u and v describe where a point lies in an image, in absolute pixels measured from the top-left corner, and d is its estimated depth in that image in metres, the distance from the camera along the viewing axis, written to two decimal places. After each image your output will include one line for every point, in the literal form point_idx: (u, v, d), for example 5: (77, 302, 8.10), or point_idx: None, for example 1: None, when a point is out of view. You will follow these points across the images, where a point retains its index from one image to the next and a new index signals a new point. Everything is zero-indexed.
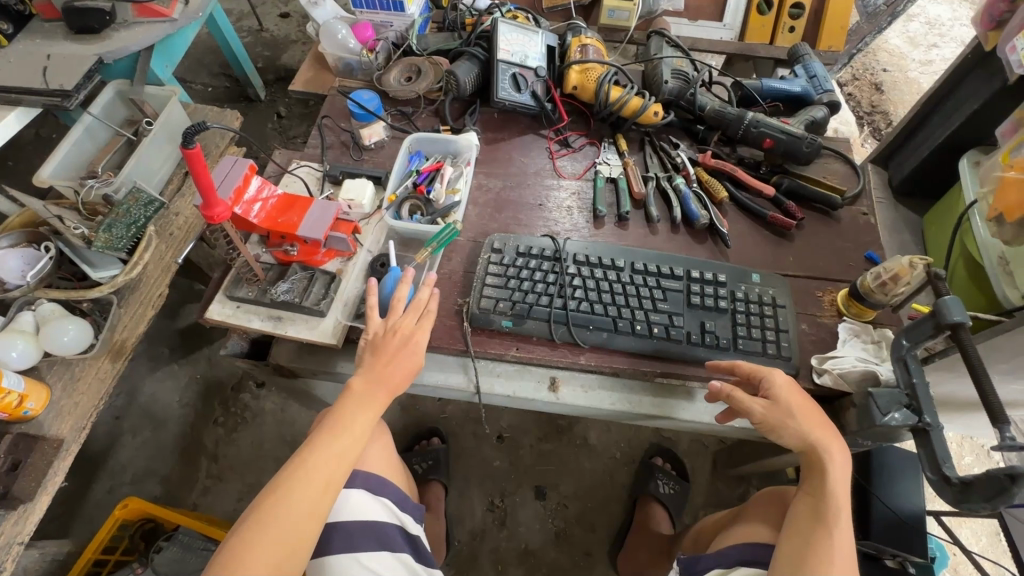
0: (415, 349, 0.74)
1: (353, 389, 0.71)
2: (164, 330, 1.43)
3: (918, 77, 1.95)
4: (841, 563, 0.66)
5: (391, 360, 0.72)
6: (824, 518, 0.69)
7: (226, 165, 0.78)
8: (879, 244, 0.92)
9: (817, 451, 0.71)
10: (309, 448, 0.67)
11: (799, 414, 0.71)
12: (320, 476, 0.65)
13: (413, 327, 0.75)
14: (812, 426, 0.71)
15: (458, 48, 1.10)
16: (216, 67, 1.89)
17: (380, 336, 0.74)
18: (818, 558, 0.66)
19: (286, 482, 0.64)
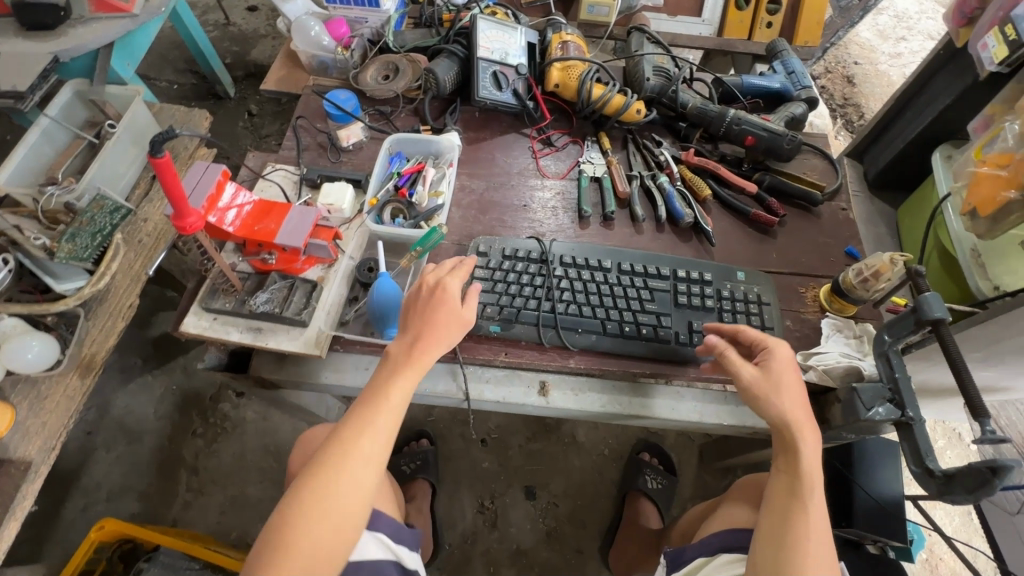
0: (458, 305, 0.69)
1: (394, 355, 0.67)
2: (136, 340, 1.38)
3: (887, 70, 1.99)
4: (818, 542, 0.62)
5: (432, 320, 0.68)
6: (801, 493, 0.65)
7: (198, 171, 0.74)
8: (858, 239, 0.94)
9: (794, 423, 0.68)
10: (354, 420, 0.63)
11: (789, 386, 0.69)
12: (363, 453, 0.62)
13: (451, 280, 0.71)
14: (794, 399, 0.69)
15: (436, 45, 1.07)
16: (182, 63, 1.82)
17: (417, 298, 0.70)
18: (795, 536, 0.62)
19: (333, 460, 0.61)
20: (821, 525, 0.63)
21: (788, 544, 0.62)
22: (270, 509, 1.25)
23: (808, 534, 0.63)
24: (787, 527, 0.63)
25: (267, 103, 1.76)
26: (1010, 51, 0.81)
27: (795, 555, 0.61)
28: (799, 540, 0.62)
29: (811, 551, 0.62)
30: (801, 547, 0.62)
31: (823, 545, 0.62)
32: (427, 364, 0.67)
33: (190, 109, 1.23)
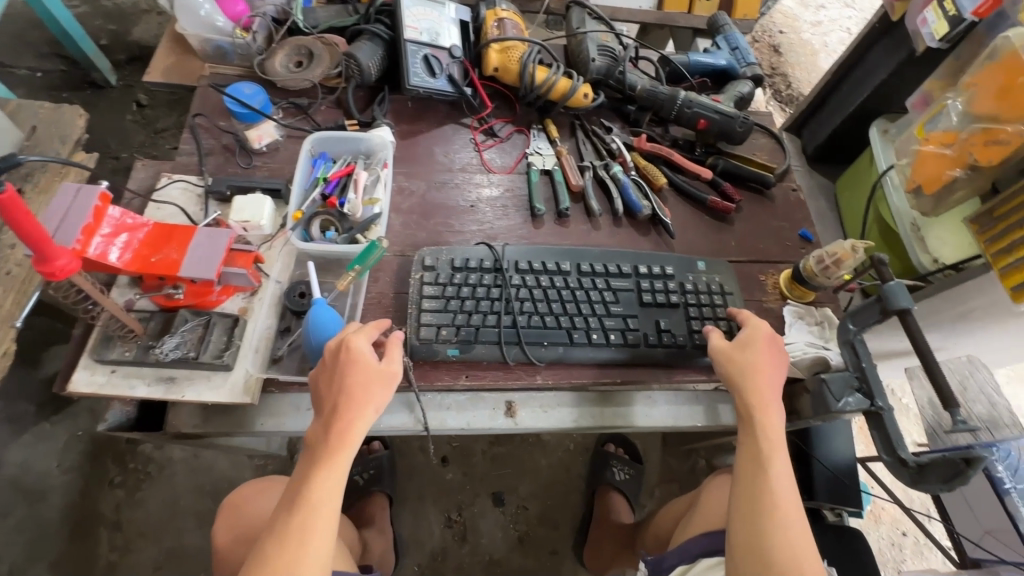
0: (373, 361, 0.62)
1: (313, 440, 0.60)
2: (24, 384, 1.17)
3: (810, 38, 2.02)
4: (789, 512, 0.61)
5: (349, 388, 0.60)
6: (767, 465, 0.64)
7: (65, 194, 0.59)
8: (810, 220, 0.94)
9: (755, 394, 0.68)
10: (283, 524, 0.56)
11: (763, 363, 0.70)
12: (311, 549, 0.56)
13: (359, 339, 0.63)
14: (762, 375, 0.69)
15: (355, 25, 0.94)
16: (44, 45, 1.53)
17: (323, 369, 0.62)
18: (768, 508, 0.61)
19: (280, 559, 0.55)
20: (788, 495, 0.62)
21: (760, 519, 0.61)
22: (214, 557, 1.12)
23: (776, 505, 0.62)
24: (759, 501, 0.62)
25: (159, 91, 1.52)
26: (950, 27, 0.82)
27: (767, 530, 0.60)
28: (769, 513, 0.61)
29: (781, 519, 0.61)
30: (774, 521, 0.61)
31: (792, 514, 0.61)
32: (353, 439, 0.60)
33: (57, 107, 1.03)
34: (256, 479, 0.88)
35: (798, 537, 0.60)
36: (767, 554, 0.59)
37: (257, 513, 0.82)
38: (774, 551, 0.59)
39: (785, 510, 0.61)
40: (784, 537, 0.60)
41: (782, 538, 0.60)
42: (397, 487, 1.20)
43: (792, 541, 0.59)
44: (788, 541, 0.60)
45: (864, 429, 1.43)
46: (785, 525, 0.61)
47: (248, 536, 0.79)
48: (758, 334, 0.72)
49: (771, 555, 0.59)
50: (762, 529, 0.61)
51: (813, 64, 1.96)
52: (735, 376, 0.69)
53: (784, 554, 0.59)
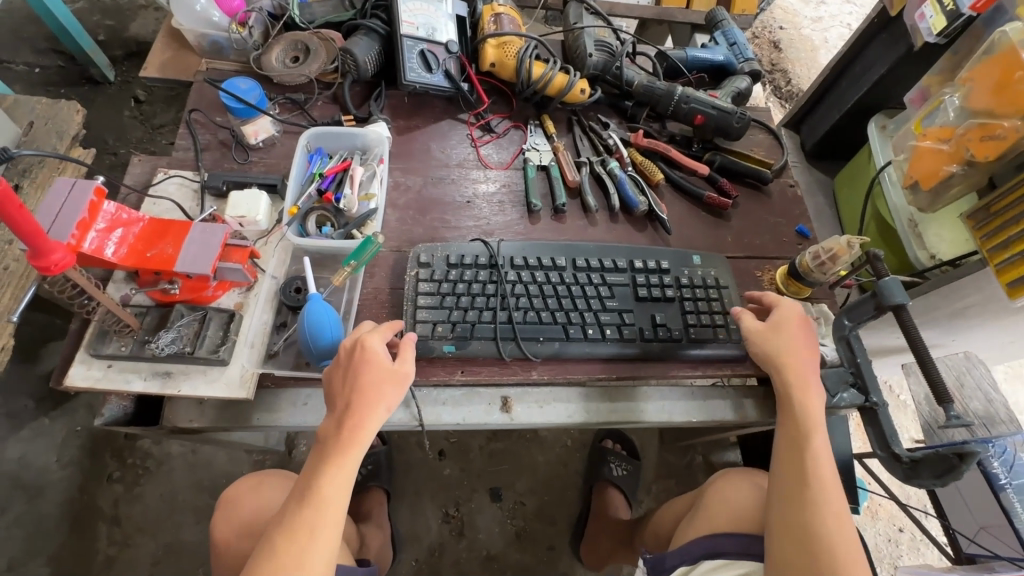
0: (386, 361, 0.63)
1: (324, 435, 0.60)
2: (22, 379, 1.18)
3: (810, 34, 2.02)
4: (831, 493, 0.64)
5: (361, 387, 0.61)
6: (810, 447, 0.66)
7: (59, 189, 0.59)
8: (807, 216, 0.93)
9: (794, 378, 0.70)
10: (292, 517, 0.58)
11: (802, 347, 0.72)
12: (318, 543, 0.57)
13: (374, 338, 0.63)
14: (802, 359, 0.71)
15: (352, 20, 0.94)
16: (41, 41, 1.52)
17: (337, 365, 0.63)
18: (815, 491, 0.64)
19: (288, 550, 0.56)
20: (829, 475, 0.65)
21: (807, 502, 0.64)
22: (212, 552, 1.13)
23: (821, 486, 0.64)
24: (805, 485, 0.65)
25: (157, 87, 1.52)
26: (947, 22, 0.82)
27: (814, 513, 0.63)
28: (816, 496, 0.64)
29: (826, 500, 0.63)
30: (821, 503, 0.63)
31: (835, 493, 0.64)
32: (364, 437, 0.61)
33: (54, 102, 1.03)
34: (249, 476, 0.87)
35: (836, 518, 0.63)
36: (813, 536, 0.62)
37: (255, 508, 0.82)
38: (823, 532, 0.62)
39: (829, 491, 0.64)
40: (831, 519, 0.62)
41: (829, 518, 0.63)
42: (395, 483, 1.20)
43: (837, 521, 0.62)
44: (834, 521, 0.62)
45: (861, 426, 1.44)
46: (830, 506, 0.63)
47: (248, 530, 0.79)
48: (797, 317, 0.74)
49: (818, 536, 0.62)
50: (809, 511, 0.63)
51: (812, 60, 1.96)
52: (776, 361, 0.71)
53: (833, 534, 0.62)
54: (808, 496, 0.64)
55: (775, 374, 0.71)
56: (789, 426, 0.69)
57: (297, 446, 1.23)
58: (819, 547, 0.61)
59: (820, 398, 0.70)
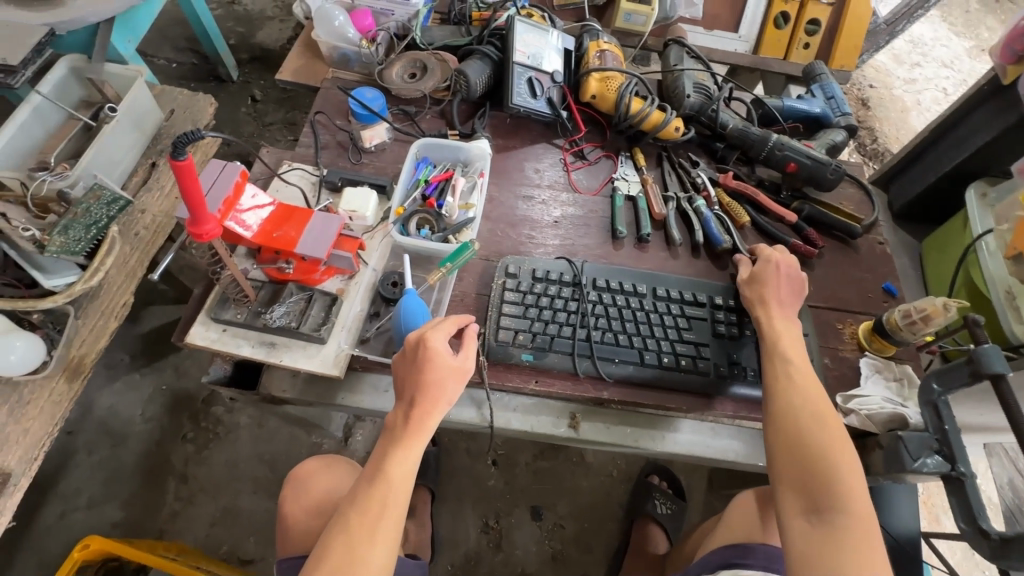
0: (449, 356, 0.64)
1: (393, 424, 0.64)
2: (123, 336, 1.30)
3: (901, 95, 1.98)
4: (808, 393, 0.69)
5: (426, 383, 0.63)
6: (781, 357, 0.72)
7: (214, 171, 0.67)
8: (895, 275, 0.92)
9: (761, 303, 0.78)
10: (364, 495, 0.61)
11: (772, 281, 0.79)
12: (387, 519, 0.60)
13: (436, 336, 0.64)
14: (769, 288, 0.78)
15: (468, 45, 1.02)
16: (182, 41, 1.72)
17: (402, 359, 0.65)
18: (791, 395, 0.69)
19: (359, 526, 0.59)
20: (805, 375, 0.71)
21: (782, 406, 0.68)
22: (264, 523, 1.19)
23: (794, 390, 0.69)
24: (780, 393, 0.70)
25: (272, 89, 1.68)
26: None
27: (790, 413, 0.68)
28: (788, 396, 0.69)
29: (798, 399, 0.68)
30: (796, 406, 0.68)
31: (812, 390, 0.69)
32: (427, 429, 0.64)
33: (195, 94, 1.15)
34: (318, 457, 0.93)
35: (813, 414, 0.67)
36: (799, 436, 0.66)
37: (325, 487, 0.87)
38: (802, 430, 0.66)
39: (808, 392, 0.69)
40: (807, 419, 0.67)
41: (808, 416, 0.67)
42: (440, 485, 1.23)
43: (812, 416, 0.67)
44: (815, 416, 0.67)
45: (929, 504, 1.34)
46: (809, 405, 0.68)
47: (318, 509, 0.85)
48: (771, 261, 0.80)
49: (801, 435, 0.66)
50: (782, 411, 0.68)
51: (902, 121, 1.91)
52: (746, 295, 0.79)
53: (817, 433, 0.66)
54: (783, 399, 0.69)
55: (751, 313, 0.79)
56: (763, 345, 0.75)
57: (352, 435, 1.28)
58: (810, 444, 0.65)
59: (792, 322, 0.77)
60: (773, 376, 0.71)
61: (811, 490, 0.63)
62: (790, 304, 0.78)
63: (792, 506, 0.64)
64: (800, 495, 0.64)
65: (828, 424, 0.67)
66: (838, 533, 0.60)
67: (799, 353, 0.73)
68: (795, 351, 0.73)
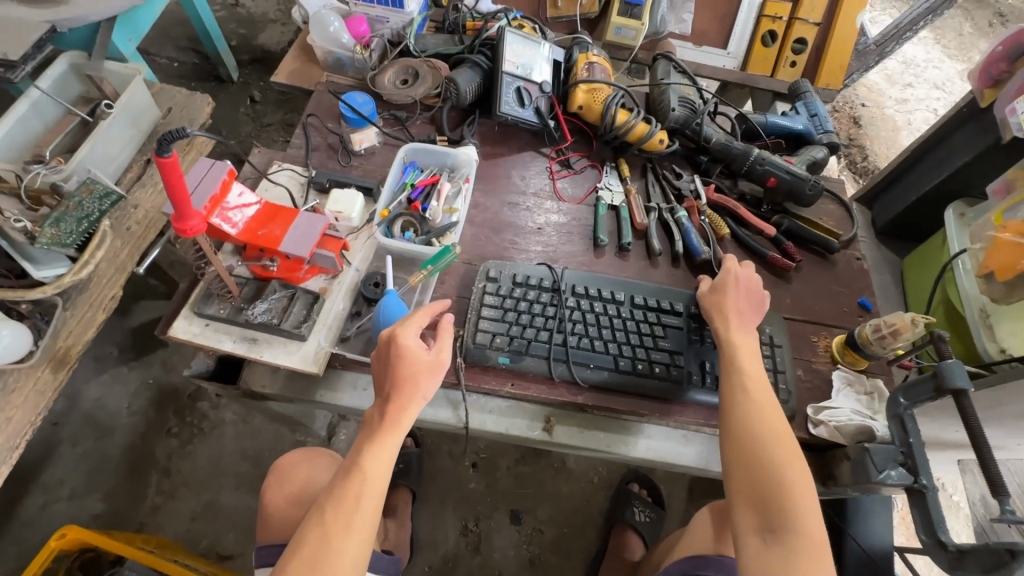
0: (422, 351, 0.66)
1: (371, 419, 0.65)
2: (113, 329, 1.31)
3: (892, 114, 2.01)
4: (767, 410, 0.69)
5: (400, 378, 0.65)
6: (737, 367, 0.72)
7: (202, 168, 0.69)
8: (871, 290, 0.93)
9: (723, 314, 0.77)
10: (341, 487, 0.62)
11: (733, 293, 0.79)
12: (362, 511, 0.61)
13: (408, 332, 0.66)
14: (732, 300, 0.78)
15: (460, 54, 1.04)
16: (184, 41, 1.75)
17: (379, 356, 0.67)
18: (753, 413, 0.68)
19: (334, 519, 0.60)
20: (763, 390, 0.71)
21: (744, 425, 0.68)
22: (244, 519, 1.19)
23: (753, 407, 0.69)
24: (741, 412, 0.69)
25: (271, 91, 1.70)
26: None
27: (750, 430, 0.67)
28: (749, 412, 0.68)
29: (758, 418, 0.68)
30: (756, 421, 0.68)
31: (771, 410, 0.69)
32: (403, 424, 0.65)
33: (192, 93, 1.17)
34: (301, 449, 0.94)
35: (773, 428, 0.67)
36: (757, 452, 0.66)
37: (306, 478, 0.88)
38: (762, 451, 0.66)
39: (770, 412, 0.69)
40: (766, 432, 0.67)
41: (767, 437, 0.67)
42: (421, 487, 1.24)
43: (772, 437, 0.66)
44: (773, 432, 0.67)
45: (906, 519, 1.35)
46: (769, 425, 0.67)
47: (299, 498, 0.85)
48: (732, 273, 0.81)
49: (759, 454, 0.66)
50: (742, 428, 0.68)
51: (893, 140, 1.94)
52: (711, 306, 0.79)
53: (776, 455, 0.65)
54: (745, 419, 0.68)
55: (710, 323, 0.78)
56: (721, 358, 0.75)
57: (336, 434, 1.29)
58: (765, 458, 0.65)
59: (750, 330, 0.77)
60: (733, 392, 0.71)
61: (767, 511, 0.63)
62: (751, 316, 0.78)
63: (747, 527, 0.64)
64: (756, 511, 0.64)
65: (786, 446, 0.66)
66: (790, 556, 0.60)
67: (757, 368, 0.73)
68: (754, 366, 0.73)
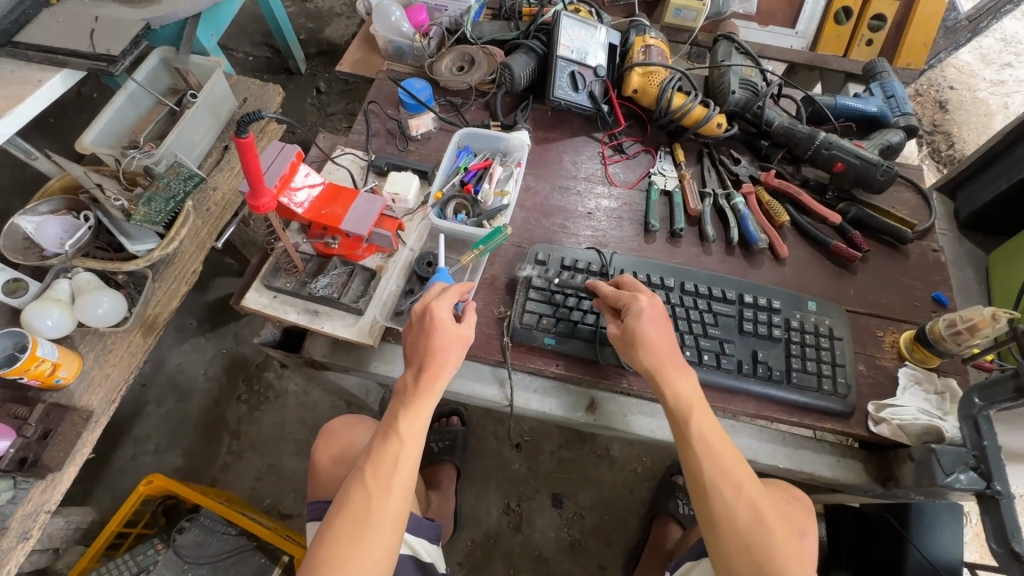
0: (453, 324, 0.69)
1: (403, 387, 0.68)
2: (193, 302, 1.43)
3: (986, 97, 1.83)
4: (730, 474, 0.64)
5: (433, 349, 0.68)
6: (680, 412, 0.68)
7: (274, 150, 0.74)
8: (948, 284, 0.87)
9: (641, 346, 0.70)
10: (379, 450, 0.66)
11: (657, 342, 0.70)
12: (400, 473, 0.64)
13: (441, 305, 0.69)
14: (661, 350, 0.70)
15: (515, 39, 1.05)
16: (258, 35, 1.86)
17: (412, 327, 0.70)
18: (716, 486, 0.64)
19: (375, 483, 0.64)
20: (717, 438, 0.66)
21: (717, 520, 0.63)
22: (303, 482, 1.28)
23: (716, 484, 0.64)
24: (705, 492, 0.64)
25: (336, 82, 1.79)
26: None
27: (724, 515, 0.63)
28: (701, 466, 0.65)
29: (719, 478, 0.64)
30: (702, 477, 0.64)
31: (720, 453, 0.65)
32: (437, 390, 0.68)
33: (265, 84, 1.24)
34: (346, 415, 0.98)
35: (725, 471, 0.64)
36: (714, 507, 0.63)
37: (348, 442, 0.93)
38: (740, 533, 0.62)
39: (732, 476, 0.64)
40: (717, 481, 0.64)
41: (740, 509, 0.63)
42: (466, 464, 1.28)
43: (736, 496, 0.63)
44: (724, 475, 0.64)
45: (980, 537, 1.27)
46: (736, 493, 0.63)
47: (339, 459, 0.90)
48: (640, 318, 0.71)
49: (722, 510, 0.63)
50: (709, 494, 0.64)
51: (986, 125, 1.77)
52: (641, 365, 0.70)
53: (751, 530, 0.62)
54: (715, 505, 0.63)
55: (627, 351, 0.71)
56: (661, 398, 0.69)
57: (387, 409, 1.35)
58: (726, 514, 0.63)
59: (676, 352, 0.71)
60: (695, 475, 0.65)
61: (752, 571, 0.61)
62: (665, 332, 0.71)
63: None
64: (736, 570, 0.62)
65: (758, 511, 0.62)
66: None
67: (693, 402, 0.68)
68: (707, 423, 0.67)
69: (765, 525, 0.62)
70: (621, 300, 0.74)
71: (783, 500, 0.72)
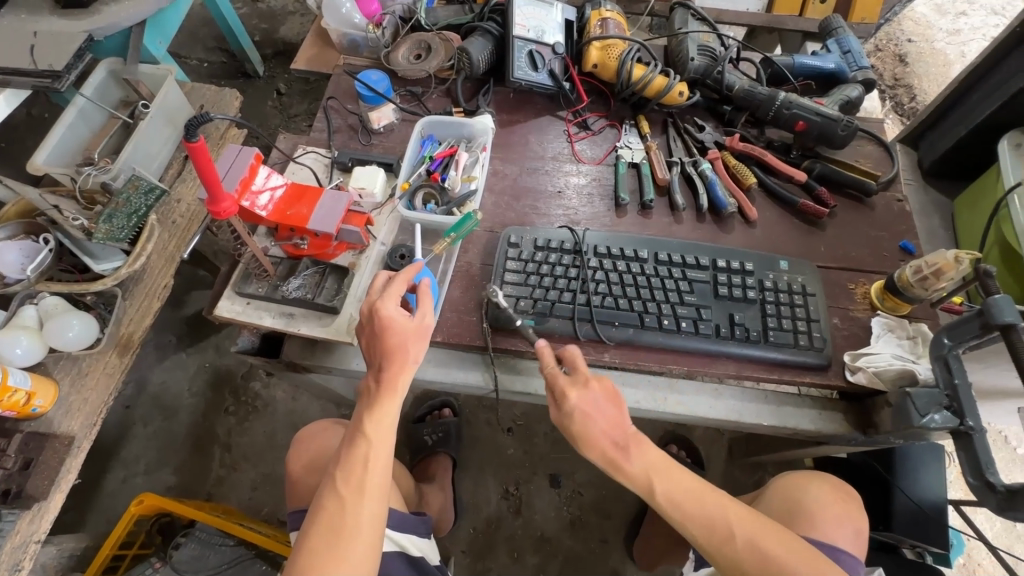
0: (405, 317, 0.67)
1: (366, 390, 0.68)
2: (171, 319, 1.41)
3: (944, 47, 1.86)
4: (719, 528, 0.66)
5: (390, 347, 0.67)
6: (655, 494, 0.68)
7: (231, 154, 0.71)
8: (914, 232, 0.89)
9: (588, 446, 0.69)
10: (347, 454, 0.65)
11: (599, 435, 0.69)
12: (372, 472, 0.65)
13: (388, 303, 0.67)
14: (608, 442, 0.69)
15: (470, 23, 1.04)
16: (211, 41, 1.81)
17: (366, 332, 0.69)
18: (713, 544, 0.66)
19: (348, 495, 0.63)
20: (694, 497, 0.68)
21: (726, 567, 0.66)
22: None
23: (713, 542, 0.66)
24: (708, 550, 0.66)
25: (296, 82, 1.75)
26: None
27: (730, 564, 0.65)
28: (696, 533, 0.67)
29: (717, 535, 0.66)
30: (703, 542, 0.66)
31: (706, 508, 0.67)
32: (399, 388, 0.67)
33: (221, 89, 1.21)
34: (321, 420, 0.98)
35: (716, 522, 0.66)
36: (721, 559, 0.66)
37: (318, 449, 0.92)
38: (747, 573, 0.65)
39: (720, 526, 0.66)
40: (712, 540, 0.66)
41: (741, 550, 0.65)
42: (461, 455, 1.29)
43: (737, 543, 0.65)
44: (716, 536, 0.66)
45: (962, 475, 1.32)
46: (731, 543, 0.65)
47: (311, 466, 0.90)
48: (573, 419, 0.69)
49: (731, 559, 0.65)
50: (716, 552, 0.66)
51: (943, 75, 1.79)
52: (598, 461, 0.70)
53: (754, 565, 0.65)
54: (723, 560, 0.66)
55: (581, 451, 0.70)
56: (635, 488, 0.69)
57: None
58: (735, 561, 0.65)
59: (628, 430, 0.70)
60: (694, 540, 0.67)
61: None
62: (610, 418, 0.69)
63: None
64: None
65: (754, 542, 0.65)
66: None
67: (663, 477, 0.68)
68: (678, 489, 0.68)
69: (764, 555, 0.64)
70: (555, 391, 0.71)
71: (823, 501, 0.81)
